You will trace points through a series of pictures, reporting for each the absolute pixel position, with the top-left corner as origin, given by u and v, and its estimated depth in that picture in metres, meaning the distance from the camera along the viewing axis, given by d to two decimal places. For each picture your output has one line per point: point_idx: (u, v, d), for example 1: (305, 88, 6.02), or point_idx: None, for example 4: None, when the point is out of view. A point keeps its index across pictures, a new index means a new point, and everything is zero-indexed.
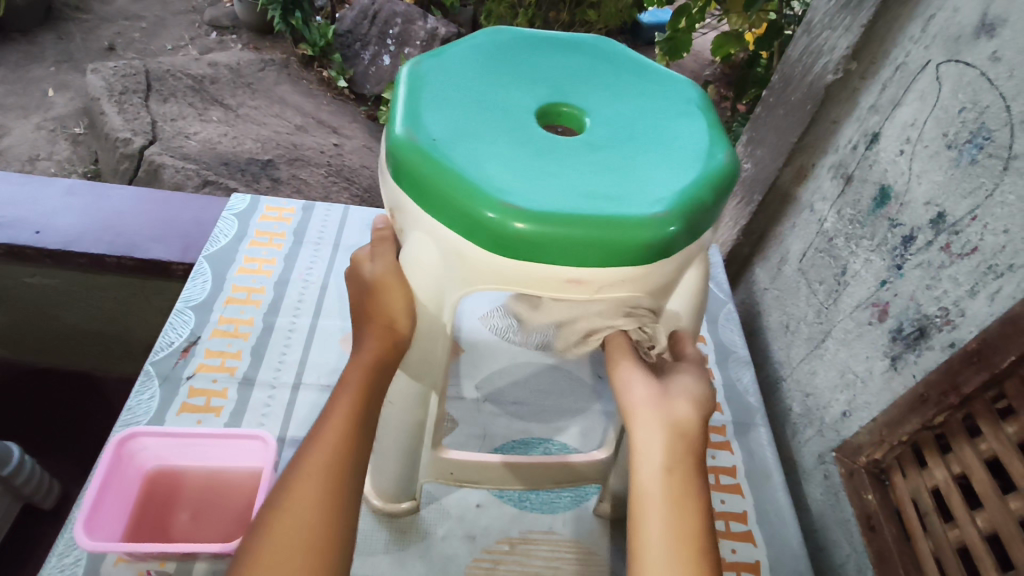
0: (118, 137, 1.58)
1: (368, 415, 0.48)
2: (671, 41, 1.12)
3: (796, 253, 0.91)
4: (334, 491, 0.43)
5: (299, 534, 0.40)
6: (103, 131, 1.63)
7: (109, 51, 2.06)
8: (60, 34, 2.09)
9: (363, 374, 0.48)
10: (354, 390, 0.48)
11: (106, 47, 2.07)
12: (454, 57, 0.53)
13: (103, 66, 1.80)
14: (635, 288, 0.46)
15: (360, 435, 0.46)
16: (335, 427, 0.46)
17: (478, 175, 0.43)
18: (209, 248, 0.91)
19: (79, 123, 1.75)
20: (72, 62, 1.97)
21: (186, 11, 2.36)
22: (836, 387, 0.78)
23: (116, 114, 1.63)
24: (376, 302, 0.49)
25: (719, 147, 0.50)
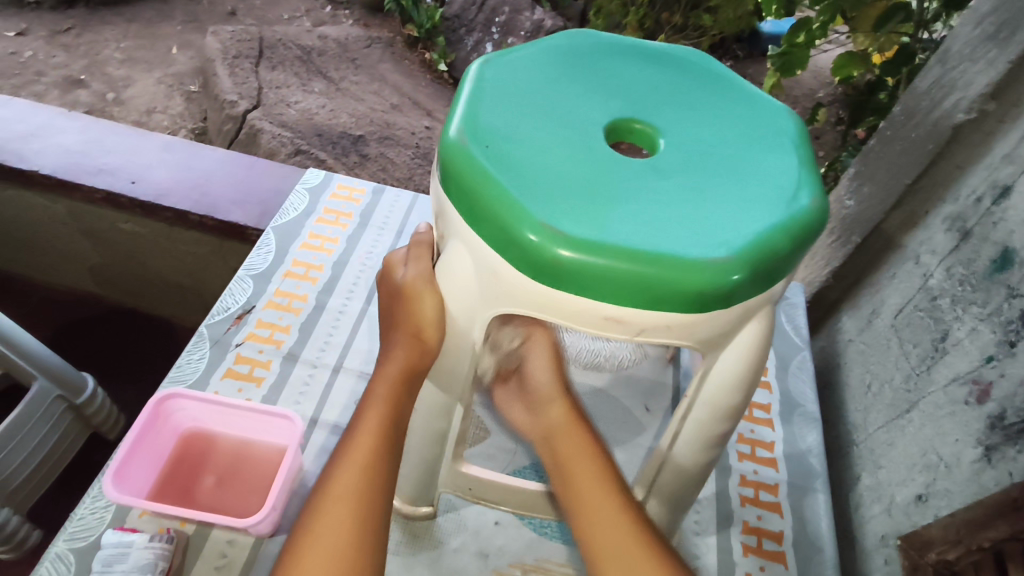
0: (226, 99, 1.66)
1: (394, 430, 0.47)
2: (785, 57, 1.01)
3: (891, 308, 0.81)
4: (362, 516, 0.43)
5: (333, 554, 0.41)
6: (213, 92, 1.71)
7: (231, 15, 2.16)
8: None
9: (391, 389, 0.48)
10: (379, 406, 0.48)
11: (229, 12, 2.17)
12: (527, 58, 0.50)
13: (223, 30, 1.89)
14: (682, 337, 0.42)
15: (386, 455, 0.46)
16: (361, 445, 0.46)
17: (527, 191, 0.40)
18: (278, 219, 0.93)
19: (195, 82, 1.85)
20: (197, 23, 2.09)
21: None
22: (914, 467, 0.69)
23: (227, 77, 1.72)
24: (407, 317, 0.49)
25: (807, 189, 0.44)
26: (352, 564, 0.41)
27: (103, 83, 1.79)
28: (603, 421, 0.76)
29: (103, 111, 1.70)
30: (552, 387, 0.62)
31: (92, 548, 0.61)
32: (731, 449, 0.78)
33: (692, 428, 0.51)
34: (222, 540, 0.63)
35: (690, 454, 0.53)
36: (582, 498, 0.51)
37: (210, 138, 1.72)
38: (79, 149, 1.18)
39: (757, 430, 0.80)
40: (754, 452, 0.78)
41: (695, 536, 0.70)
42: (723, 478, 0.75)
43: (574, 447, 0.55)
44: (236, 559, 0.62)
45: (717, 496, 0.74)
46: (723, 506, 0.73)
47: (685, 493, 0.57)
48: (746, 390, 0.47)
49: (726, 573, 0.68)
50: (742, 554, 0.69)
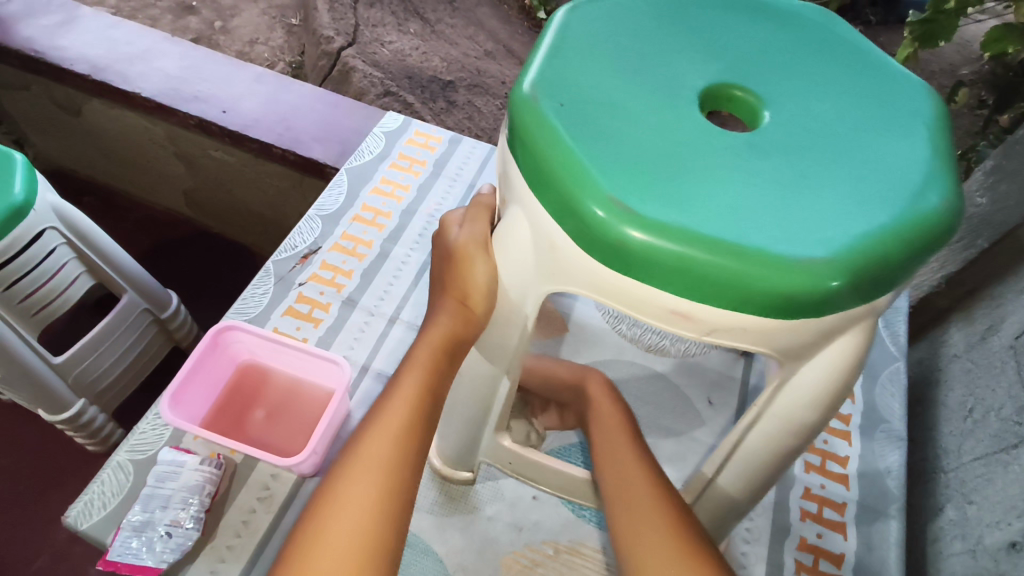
0: (322, 34, 1.65)
1: (433, 399, 0.45)
2: (927, 25, 0.88)
3: (1012, 325, 0.71)
4: (392, 480, 0.41)
5: (356, 520, 0.39)
6: (312, 26, 1.72)
7: None
8: None
9: (432, 356, 0.46)
10: (418, 370, 0.45)
11: None
12: (621, 6, 0.44)
13: None
14: (757, 342, 0.36)
15: (421, 421, 0.44)
16: (395, 407, 0.43)
17: (600, 160, 0.35)
18: (352, 161, 0.92)
19: (296, 15, 1.86)
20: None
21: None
22: (1012, 509, 0.61)
23: (325, 11, 1.71)
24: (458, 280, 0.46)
25: (938, 185, 0.36)
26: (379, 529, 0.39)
27: (211, 10, 1.83)
28: (660, 409, 0.72)
29: (209, 39, 1.75)
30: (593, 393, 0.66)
31: (149, 462, 0.64)
32: (798, 457, 0.71)
33: (757, 439, 0.45)
34: (266, 473, 0.65)
35: (748, 469, 0.48)
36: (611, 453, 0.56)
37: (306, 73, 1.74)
38: (177, 75, 1.21)
39: (830, 441, 0.73)
40: (824, 464, 0.71)
41: (745, 544, 0.65)
42: (785, 487, 0.69)
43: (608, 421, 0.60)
44: (277, 494, 0.64)
45: (776, 506, 0.68)
46: (781, 517, 0.67)
47: (738, 504, 0.52)
48: (825, 409, 0.42)
49: None
50: (794, 571, 0.64)
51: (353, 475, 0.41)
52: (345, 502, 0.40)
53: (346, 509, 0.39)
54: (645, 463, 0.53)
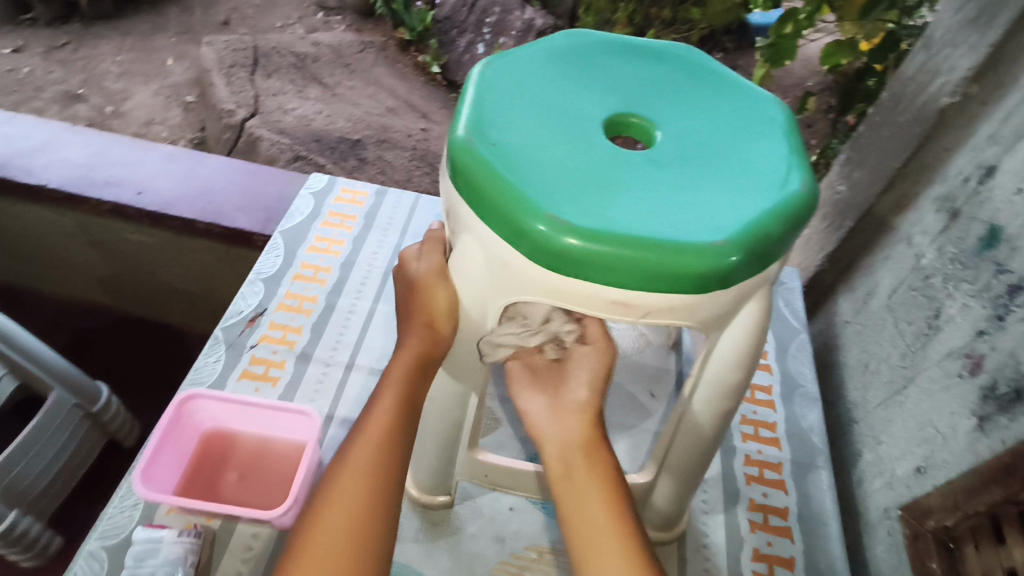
0: (224, 109, 1.70)
1: (411, 411, 0.50)
2: (774, 48, 1.04)
3: (885, 288, 0.84)
4: (378, 481, 0.46)
5: (347, 518, 0.44)
6: (211, 102, 1.75)
7: (224, 26, 2.17)
8: (184, 8, 2.23)
9: (406, 372, 0.51)
10: (394, 387, 0.51)
11: (222, 23, 2.18)
12: (526, 58, 0.52)
13: (217, 40, 1.92)
14: (685, 318, 0.44)
15: (400, 429, 0.49)
16: (376, 419, 0.49)
17: (534, 186, 0.42)
18: (285, 224, 0.95)
19: (192, 92, 1.87)
20: (192, 34, 2.10)
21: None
22: (913, 440, 0.72)
23: (223, 87, 1.76)
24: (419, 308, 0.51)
25: (798, 173, 0.46)
26: (370, 523, 0.44)
27: (102, 97, 1.81)
28: (610, 409, 0.78)
29: (103, 125, 1.72)
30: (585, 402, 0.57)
31: (123, 545, 0.63)
32: (735, 430, 0.80)
33: (698, 407, 0.53)
34: (247, 534, 0.66)
35: (692, 435, 0.56)
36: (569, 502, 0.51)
37: (210, 146, 1.75)
38: (85, 163, 1.20)
39: (759, 411, 0.82)
40: (757, 432, 0.80)
41: (703, 515, 0.73)
42: (729, 458, 0.78)
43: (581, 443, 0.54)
44: (260, 553, 0.65)
45: (723, 476, 0.76)
46: (730, 485, 0.75)
47: (694, 472, 0.60)
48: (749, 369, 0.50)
49: (734, 549, 0.70)
50: (749, 530, 0.71)
51: (344, 479, 0.46)
52: (336, 501, 0.45)
53: (338, 505, 0.45)
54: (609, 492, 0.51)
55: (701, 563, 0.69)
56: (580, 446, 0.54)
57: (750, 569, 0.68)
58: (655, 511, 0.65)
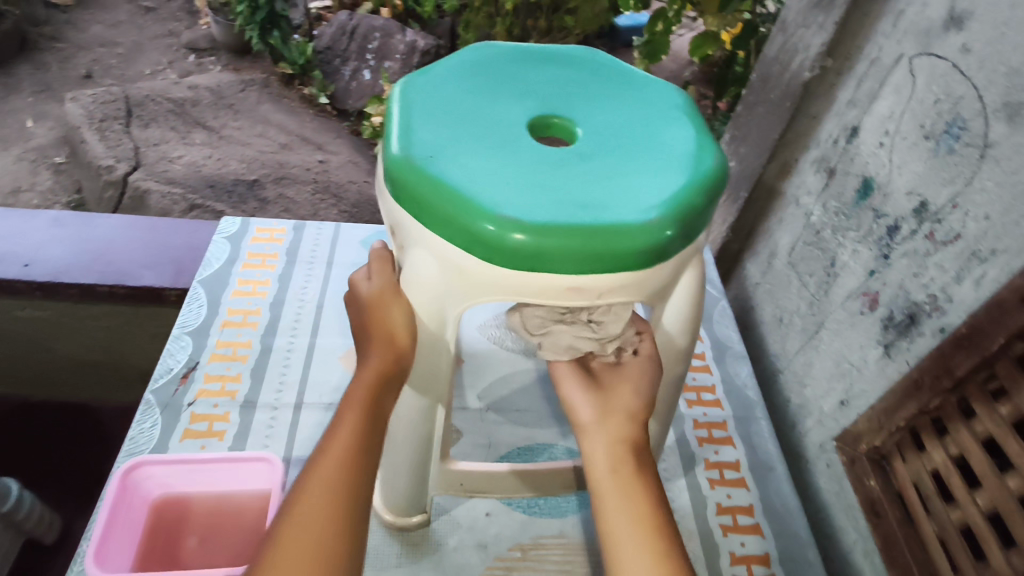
0: (101, 164, 1.61)
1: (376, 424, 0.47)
2: (649, 45, 1.18)
3: (784, 247, 0.93)
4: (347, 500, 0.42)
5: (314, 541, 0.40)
6: (86, 160, 1.64)
7: (87, 79, 2.04)
8: (37, 65, 2.08)
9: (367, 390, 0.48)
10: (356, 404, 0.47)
11: (84, 75, 2.05)
12: (443, 74, 0.55)
13: (83, 95, 1.81)
14: (635, 294, 0.47)
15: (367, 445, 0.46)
16: (340, 437, 0.45)
17: (477, 191, 0.44)
18: (203, 273, 0.92)
19: (61, 152, 1.74)
20: (52, 91, 1.96)
21: (162, 35, 2.33)
22: (832, 377, 0.80)
23: (97, 142, 1.66)
24: (378, 329, 0.50)
25: (708, 150, 0.51)
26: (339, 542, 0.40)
27: None
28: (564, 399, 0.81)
29: None
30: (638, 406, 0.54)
31: None
32: (680, 399, 0.85)
33: None
34: None
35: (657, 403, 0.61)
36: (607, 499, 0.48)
37: (91, 207, 1.64)
38: None
39: (698, 377, 0.88)
40: (700, 397, 0.86)
41: (666, 482, 0.77)
42: (680, 426, 0.83)
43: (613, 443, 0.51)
44: None
45: (678, 443, 0.81)
46: (685, 450, 0.80)
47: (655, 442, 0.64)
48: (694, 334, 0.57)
49: (699, 508, 0.75)
50: (710, 488, 0.77)
51: (307, 498, 0.42)
52: (299, 521, 0.41)
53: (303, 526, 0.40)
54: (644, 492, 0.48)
55: None
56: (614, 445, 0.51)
57: (717, 524, 0.73)
58: None
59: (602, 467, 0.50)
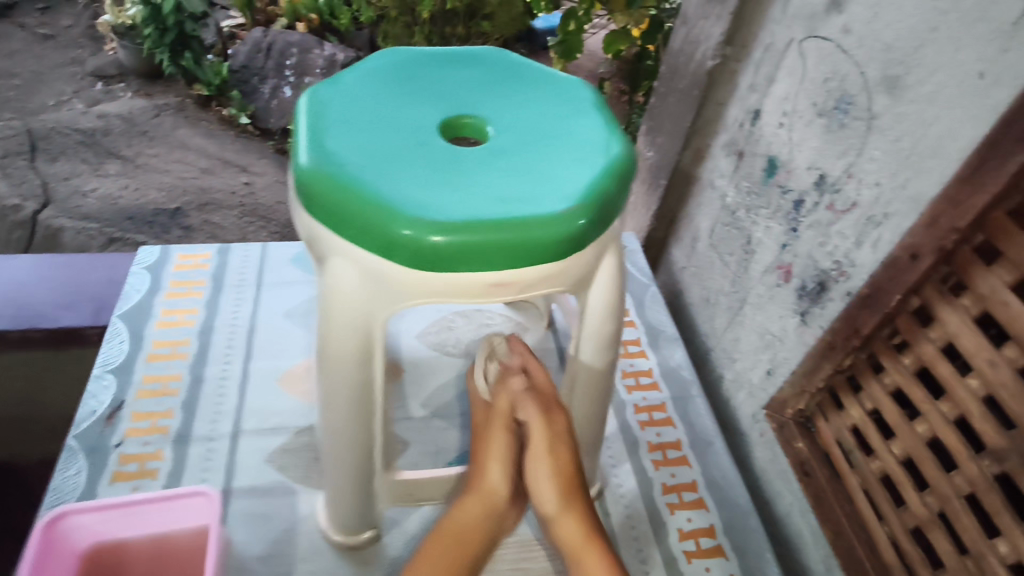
0: (7, 205, 1.55)
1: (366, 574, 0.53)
2: (564, 44, 1.22)
3: (705, 230, 0.97)
4: None
5: None
6: None
7: None
8: None
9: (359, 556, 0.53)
10: None
11: None
12: (349, 81, 0.54)
13: None
14: (556, 284, 0.48)
15: None
16: None
17: (392, 196, 0.44)
18: (122, 307, 0.88)
19: None
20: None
21: (65, 63, 2.21)
22: (758, 349, 0.84)
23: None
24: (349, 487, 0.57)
25: (617, 139, 0.53)
26: None
27: None
28: None
29: None
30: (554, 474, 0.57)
31: None
32: (620, 386, 0.88)
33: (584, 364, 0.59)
34: None
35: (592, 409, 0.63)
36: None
37: None
38: None
39: (635, 363, 0.91)
40: (638, 381, 0.88)
41: (613, 468, 0.79)
42: (621, 412, 0.85)
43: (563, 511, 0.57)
44: None
45: (620, 429, 0.83)
46: (628, 435, 0.82)
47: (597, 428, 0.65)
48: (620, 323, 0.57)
49: (646, 489, 0.77)
50: (654, 469, 0.79)
51: None
52: None
53: None
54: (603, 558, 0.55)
55: (622, 512, 0.75)
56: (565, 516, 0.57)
57: (664, 503, 0.76)
58: None
59: (573, 540, 0.57)
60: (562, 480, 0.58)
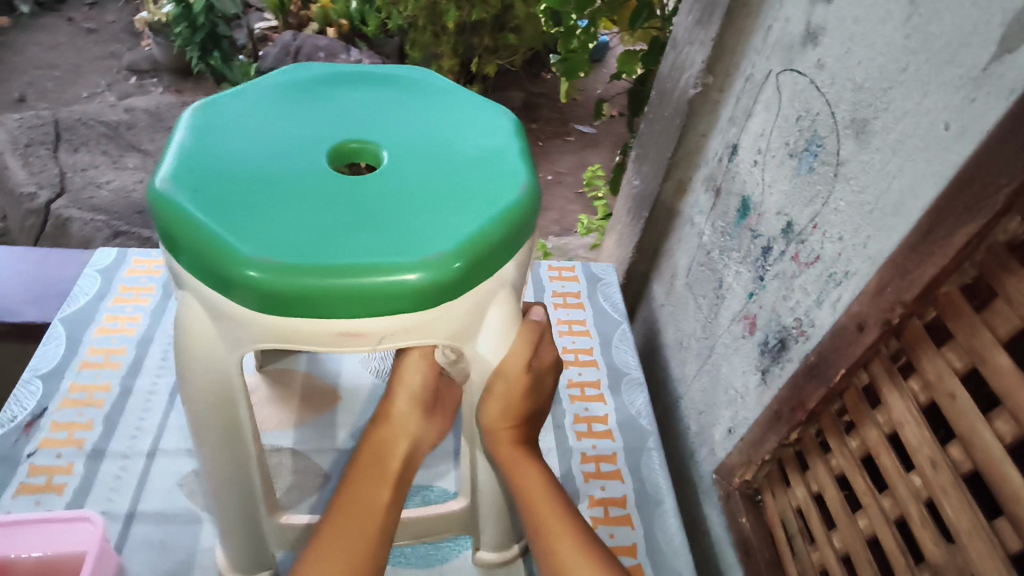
0: (23, 192, 1.55)
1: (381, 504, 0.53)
2: (566, 63, 1.17)
3: (683, 268, 0.90)
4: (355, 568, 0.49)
5: None
6: (7, 187, 1.59)
7: (20, 102, 1.97)
8: None
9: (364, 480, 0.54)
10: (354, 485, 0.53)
11: (16, 99, 1.98)
12: (245, 100, 0.51)
13: (8, 120, 1.75)
14: (424, 336, 0.44)
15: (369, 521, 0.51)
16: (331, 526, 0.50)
17: (238, 230, 0.41)
18: (66, 310, 0.86)
19: None
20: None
21: (103, 57, 2.27)
22: (721, 404, 0.76)
23: (19, 168, 1.60)
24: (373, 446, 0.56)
25: (520, 176, 0.47)
26: None
27: None
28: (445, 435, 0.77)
29: None
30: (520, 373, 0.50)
31: None
32: (569, 430, 0.82)
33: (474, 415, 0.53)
34: None
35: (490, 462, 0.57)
36: (548, 519, 0.51)
37: (13, 236, 1.59)
38: None
39: (590, 407, 0.85)
40: (590, 428, 0.82)
41: None
42: (566, 459, 0.79)
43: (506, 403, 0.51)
44: None
45: (563, 479, 0.77)
46: (570, 487, 0.76)
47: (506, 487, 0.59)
48: (513, 378, 0.50)
49: None
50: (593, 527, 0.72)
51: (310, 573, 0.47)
52: None
53: None
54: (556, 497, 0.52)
55: None
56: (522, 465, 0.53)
57: None
58: (488, 535, 0.63)
59: (529, 474, 0.53)
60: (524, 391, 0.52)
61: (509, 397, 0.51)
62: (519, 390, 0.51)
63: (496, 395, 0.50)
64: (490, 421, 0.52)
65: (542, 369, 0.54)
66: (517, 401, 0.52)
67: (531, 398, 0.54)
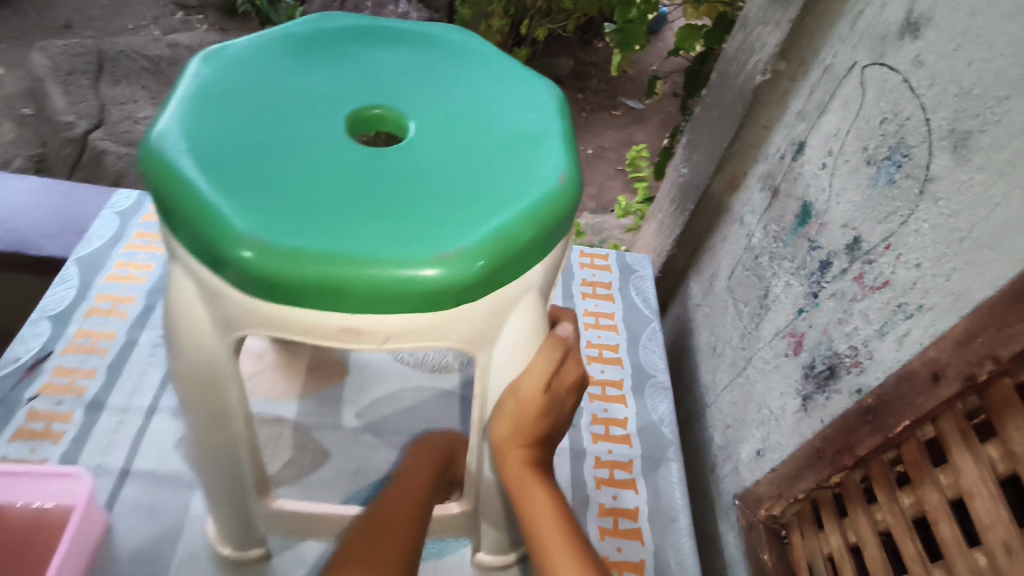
0: (62, 120, 1.52)
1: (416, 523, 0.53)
2: (621, 33, 1.08)
3: (725, 270, 0.84)
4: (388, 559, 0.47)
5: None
6: (47, 114, 1.58)
7: (66, 29, 1.95)
8: (15, 10, 1.97)
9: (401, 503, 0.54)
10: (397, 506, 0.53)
11: (63, 25, 1.96)
12: (259, 50, 0.46)
13: (52, 44, 1.71)
14: (432, 339, 0.39)
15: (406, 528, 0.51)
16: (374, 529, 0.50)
17: (233, 199, 0.36)
18: (79, 251, 0.84)
19: (29, 104, 1.69)
20: (27, 39, 1.87)
21: None
22: (752, 422, 0.71)
23: (60, 95, 1.58)
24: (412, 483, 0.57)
25: (559, 163, 0.41)
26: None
27: None
28: (454, 423, 0.74)
29: None
30: (535, 389, 0.44)
31: None
32: (585, 432, 0.77)
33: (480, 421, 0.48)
34: None
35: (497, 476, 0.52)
36: (553, 547, 0.46)
37: (51, 164, 1.59)
38: None
39: (610, 409, 0.80)
40: (607, 431, 0.77)
41: None
42: (578, 464, 0.74)
43: (515, 420, 0.46)
44: None
45: (573, 484, 0.73)
46: (579, 492, 0.72)
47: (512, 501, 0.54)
48: (526, 396, 0.45)
49: None
50: (599, 538, 0.68)
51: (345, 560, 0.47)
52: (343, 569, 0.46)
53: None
54: (564, 524, 0.47)
55: None
56: (527, 488, 0.48)
57: None
58: (489, 537, 0.59)
59: (538, 499, 0.48)
60: (536, 411, 0.46)
61: (519, 415, 0.46)
62: (530, 407, 0.45)
63: (507, 413, 0.46)
64: (500, 439, 0.47)
65: (563, 390, 0.48)
66: (529, 420, 0.46)
67: (548, 417, 0.48)
